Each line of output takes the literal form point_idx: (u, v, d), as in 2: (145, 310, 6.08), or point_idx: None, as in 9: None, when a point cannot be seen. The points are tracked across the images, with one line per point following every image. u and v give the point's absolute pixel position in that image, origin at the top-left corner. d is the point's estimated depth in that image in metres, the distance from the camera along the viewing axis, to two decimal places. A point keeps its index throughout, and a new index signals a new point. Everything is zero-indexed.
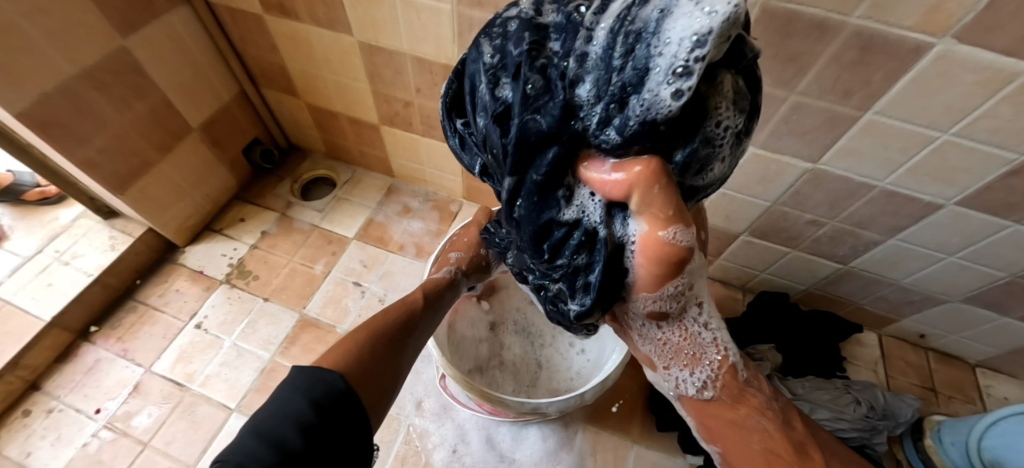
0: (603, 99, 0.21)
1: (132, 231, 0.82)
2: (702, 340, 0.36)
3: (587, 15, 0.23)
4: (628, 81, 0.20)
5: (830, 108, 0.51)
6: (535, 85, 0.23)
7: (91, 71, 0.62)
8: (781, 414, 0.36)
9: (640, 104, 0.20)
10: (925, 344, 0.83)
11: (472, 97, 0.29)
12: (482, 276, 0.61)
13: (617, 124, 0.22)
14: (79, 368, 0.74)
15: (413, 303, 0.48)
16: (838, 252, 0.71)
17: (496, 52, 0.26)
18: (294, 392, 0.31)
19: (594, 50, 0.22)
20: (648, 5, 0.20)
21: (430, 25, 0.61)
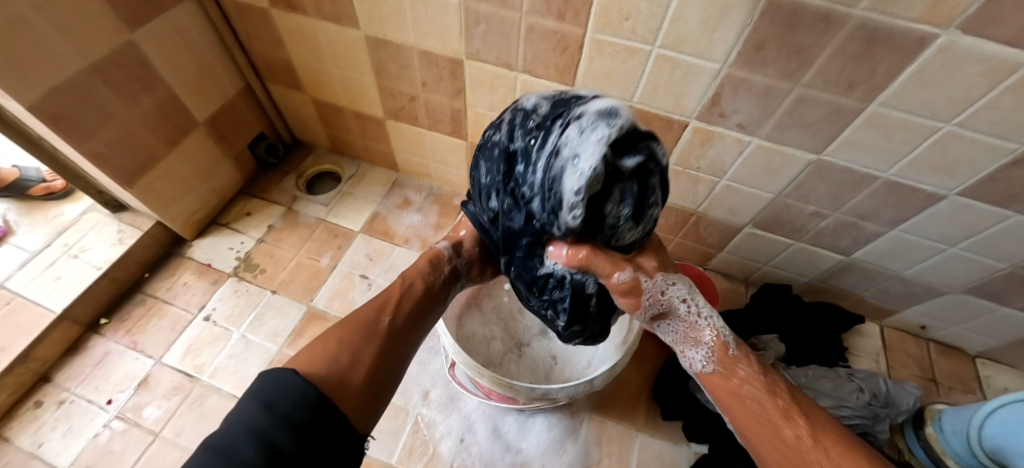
0: (545, 212, 0.33)
1: (140, 225, 0.82)
2: (698, 324, 0.46)
3: (532, 151, 0.33)
4: (553, 204, 0.32)
5: (834, 100, 0.52)
6: (507, 201, 0.36)
7: (100, 65, 0.63)
8: (776, 387, 0.42)
9: (561, 218, 0.32)
10: (925, 335, 0.84)
11: (478, 196, 0.42)
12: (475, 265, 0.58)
13: (555, 225, 0.33)
14: (89, 361, 0.74)
15: (391, 294, 0.49)
16: (841, 243, 0.72)
17: (485, 171, 0.38)
18: (254, 395, 0.33)
19: (534, 177, 0.33)
20: (557, 158, 0.30)
21: (436, 19, 0.62)
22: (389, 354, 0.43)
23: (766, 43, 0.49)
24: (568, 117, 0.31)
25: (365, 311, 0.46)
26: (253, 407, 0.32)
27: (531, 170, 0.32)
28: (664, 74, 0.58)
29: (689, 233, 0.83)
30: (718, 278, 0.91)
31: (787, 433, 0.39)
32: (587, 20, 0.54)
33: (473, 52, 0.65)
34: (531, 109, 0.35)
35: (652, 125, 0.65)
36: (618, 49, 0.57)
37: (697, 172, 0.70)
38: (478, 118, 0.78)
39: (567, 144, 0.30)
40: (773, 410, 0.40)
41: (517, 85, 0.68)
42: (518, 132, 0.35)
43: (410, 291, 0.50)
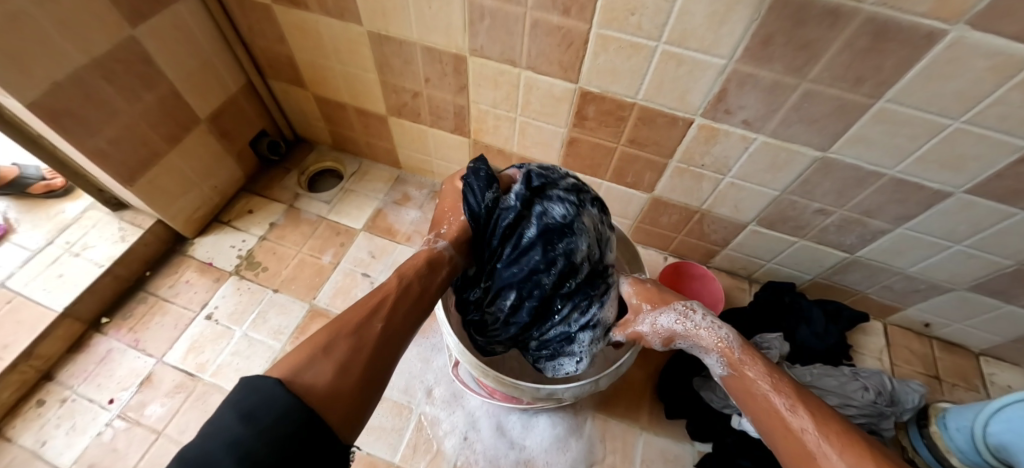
0: (548, 349, 0.59)
1: (141, 223, 0.82)
2: (699, 333, 0.51)
3: (566, 317, 0.56)
4: (555, 352, 0.58)
5: (841, 95, 0.52)
6: (526, 320, 0.55)
7: (103, 61, 0.62)
8: (777, 378, 0.43)
9: (553, 358, 0.59)
10: (929, 333, 0.84)
11: (499, 272, 0.55)
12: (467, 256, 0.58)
13: (548, 354, 0.59)
14: (91, 359, 0.74)
15: (386, 295, 0.46)
16: (846, 240, 0.72)
17: (523, 283, 0.53)
18: (232, 399, 0.30)
19: (558, 329, 0.56)
20: (573, 342, 0.57)
21: (440, 15, 0.61)
22: (384, 359, 0.40)
23: (773, 38, 0.49)
24: (590, 312, 0.56)
25: (356, 310, 0.42)
26: (231, 414, 0.28)
27: (551, 321, 0.56)
28: (669, 70, 0.57)
29: (692, 230, 0.83)
30: (722, 275, 0.91)
31: (793, 428, 0.39)
32: (593, 15, 0.54)
33: (477, 48, 0.65)
34: (578, 267, 0.54)
35: (657, 122, 0.65)
36: (623, 45, 0.56)
37: (701, 169, 0.69)
38: (482, 114, 0.77)
39: (586, 340, 0.57)
40: (778, 405, 0.41)
41: (520, 81, 0.68)
42: (568, 297, 0.55)
43: (405, 287, 0.48)
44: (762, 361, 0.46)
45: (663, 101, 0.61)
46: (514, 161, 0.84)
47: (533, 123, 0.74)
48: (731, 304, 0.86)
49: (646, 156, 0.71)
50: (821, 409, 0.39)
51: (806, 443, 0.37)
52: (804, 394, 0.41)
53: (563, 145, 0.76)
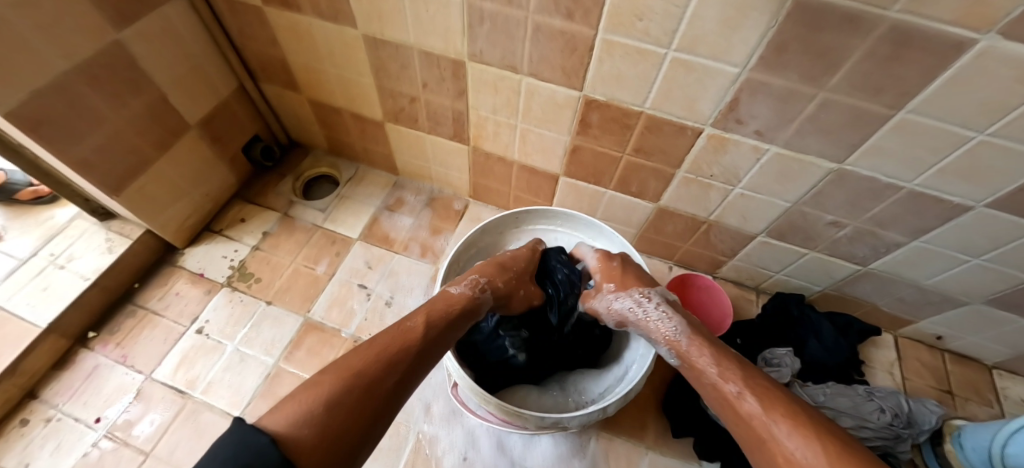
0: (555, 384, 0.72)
1: (130, 233, 0.79)
2: (647, 322, 0.53)
3: None
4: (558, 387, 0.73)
5: (860, 105, 0.49)
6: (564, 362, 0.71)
7: (87, 67, 0.59)
8: (722, 362, 0.44)
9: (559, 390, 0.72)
10: (942, 345, 0.81)
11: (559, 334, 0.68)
12: (501, 300, 0.59)
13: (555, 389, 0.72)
14: (77, 375, 0.71)
15: (408, 346, 0.43)
16: (859, 253, 0.69)
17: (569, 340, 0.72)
18: (220, 460, 0.27)
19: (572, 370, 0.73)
20: None
21: (437, 17, 0.59)
22: (384, 418, 0.38)
23: (788, 45, 0.46)
24: None
25: (372, 360, 0.39)
26: None
27: None
28: (678, 77, 0.54)
29: (699, 240, 0.80)
30: (728, 285, 0.89)
31: (742, 410, 0.39)
32: (598, 20, 0.51)
33: (477, 53, 0.62)
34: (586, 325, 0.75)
35: (664, 131, 0.62)
36: (630, 51, 0.53)
37: (710, 179, 0.67)
38: (481, 121, 0.74)
39: None
40: (729, 392, 0.41)
41: (522, 88, 0.65)
42: None
43: (431, 338, 0.46)
44: (708, 342, 0.47)
45: (671, 110, 0.59)
46: (515, 168, 0.82)
47: (535, 131, 0.71)
48: (738, 315, 0.84)
49: (652, 165, 0.68)
50: (766, 388, 0.40)
51: (755, 421, 0.38)
52: (748, 374, 0.42)
53: (566, 153, 0.73)
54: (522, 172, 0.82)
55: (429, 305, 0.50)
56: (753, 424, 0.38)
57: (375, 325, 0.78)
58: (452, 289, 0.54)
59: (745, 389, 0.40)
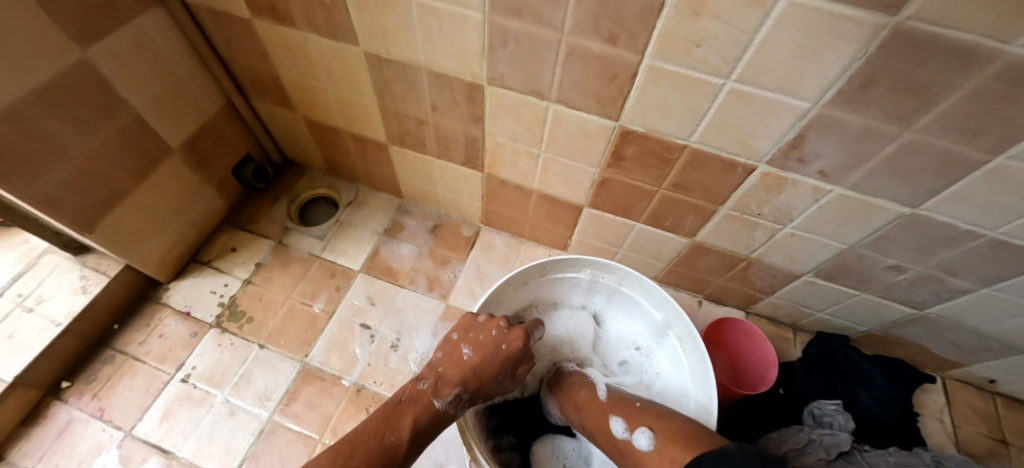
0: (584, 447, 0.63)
1: (107, 269, 0.72)
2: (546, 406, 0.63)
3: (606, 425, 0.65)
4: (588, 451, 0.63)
5: (952, 149, 0.41)
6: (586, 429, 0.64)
7: (45, 92, 0.51)
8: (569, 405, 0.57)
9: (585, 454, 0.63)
10: (993, 388, 0.75)
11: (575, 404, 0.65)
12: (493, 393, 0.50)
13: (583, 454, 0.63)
14: (49, 433, 0.64)
15: (389, 453, 0.40)
16: (917, 297, 0.62)
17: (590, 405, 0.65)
18: None
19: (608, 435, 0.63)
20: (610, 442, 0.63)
21: (453, 37, 0.51)
22: None
23: (876, 80, 0.38)
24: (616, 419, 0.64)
25: None
26: None
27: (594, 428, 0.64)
28: (734, 111, 0.47)
29: (735, 276, 0.74)
30: (761, 320, 0.82)
31: (601, 440, 0.51)
32: (645, 45, 0.43)
33: (497, 76, 0.54)
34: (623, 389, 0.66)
35: (709, 167, 0.55)
36: (681, 81, 0.46)
37: (756, 217, 0.60)
38: (498, 147, 0.67)
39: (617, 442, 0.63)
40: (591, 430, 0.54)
41: (548, 115, 0.57)
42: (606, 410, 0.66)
43: (408, 461, 0.42)
44: (565, 393, 0.58)
45: (720, 144, 0.51)
46: (533, 197, 0.75)
47: (559, 161, 0.64)
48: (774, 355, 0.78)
49: (691, 201, 0.61)
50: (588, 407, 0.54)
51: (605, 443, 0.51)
52: (580, 401, 0.56)
53: (593, 185, 0.66)
54: (541, 201, 0.75)
55: (409, 417, 0.43)
56: (611, 447, 0.50)
57: (379, 371, 0.71)
58: (432, 401, 0.45)
59: (594, 423, 0.52)
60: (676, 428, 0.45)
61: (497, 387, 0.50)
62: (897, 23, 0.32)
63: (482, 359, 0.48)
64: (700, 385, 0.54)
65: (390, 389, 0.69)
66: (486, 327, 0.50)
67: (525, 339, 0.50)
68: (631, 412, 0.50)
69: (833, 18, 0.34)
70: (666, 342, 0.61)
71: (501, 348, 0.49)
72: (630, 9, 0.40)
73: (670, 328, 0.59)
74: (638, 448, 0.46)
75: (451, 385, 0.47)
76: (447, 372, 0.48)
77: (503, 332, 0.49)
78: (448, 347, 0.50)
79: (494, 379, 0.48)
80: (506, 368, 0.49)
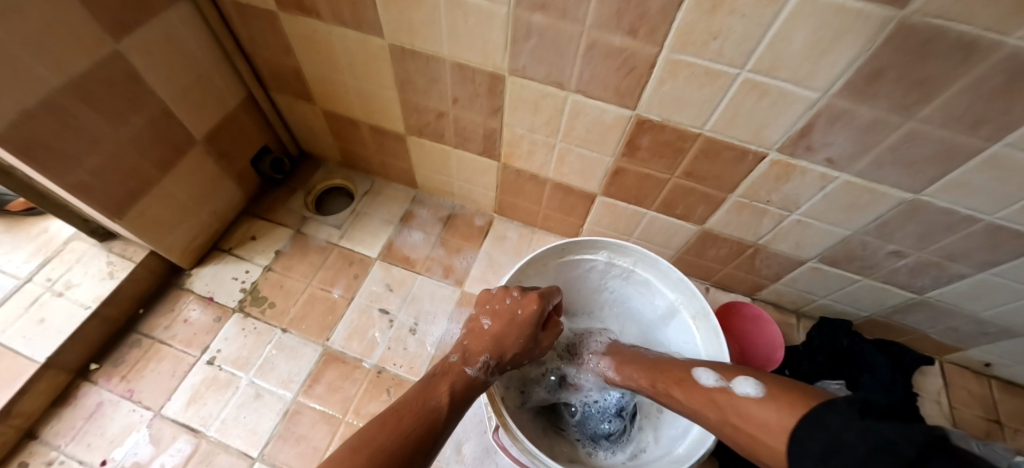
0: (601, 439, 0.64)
1: (133, 256, 0.74)
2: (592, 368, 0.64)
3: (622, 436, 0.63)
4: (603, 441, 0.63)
5: (952, 138, 0.44)
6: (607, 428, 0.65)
7: (83, 81, 0.53)
8: (647, 369, 0.55)
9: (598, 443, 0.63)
10: (988, 372, 0.78)
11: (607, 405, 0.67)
12: (527, 355, 0.49)
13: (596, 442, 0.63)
14: (80, 413, 0.66)
15: (433, 413, 0.40)
16: (917, 282, 0.65)
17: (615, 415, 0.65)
18: None
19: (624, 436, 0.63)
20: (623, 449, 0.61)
21: (477, 30, 0.53)
22: None
23: (884, 72, 0.40)
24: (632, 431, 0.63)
25: (398, 439, 0.37)
26: None
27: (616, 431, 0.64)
28: (747, 102, 0.49)
29: (741, 264, 0.77)
30: (767, 308, 0.85)
31: (683, 399, 0.49)
32: (664, 38, 0.45)
33: (518, 68, 0.56)
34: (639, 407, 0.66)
35: (722, 156, 0.58)
36: (696, 73, 0.48)
37: (765, 205, 0.62)
38: (515, 138, 0.69)
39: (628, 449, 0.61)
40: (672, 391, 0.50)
41: (566, 106, 0.59)
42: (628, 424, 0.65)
43: (450, 427, 0.41)
44: (634, 360, 0.58)
45: (733, 134, 0.54)
46: (548, 187, 0.77)
47: (575, 151, 0.67)
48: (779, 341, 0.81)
49: (703, 190, 0.64)
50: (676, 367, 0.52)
51: (696, 403, 0.47)
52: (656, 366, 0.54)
53: (607, 174, 0.68)
54: (555, 190, 0.77)
55: (445, 384, 0.43)
56: (701, 408, 0.47)
57: (399, 354, 0.73)
58: (463, 369, 0.45)
59: (673, 380, 0.51)
60: (787, 385, 0.42)
61: (524, 354, 0.49)
62: (904, 18, 0.35)
63: (505, 324, 0.48)
64: (712, 359, 0.58)
65: (410, 372, 0.72)
66: (499, 297, 0.50)
67: (540, 301, 0.49)
68: (722, 367, 0.49)
69: (843, 12, 0.36)
70: (676, 322, 0.64)
71: (518, 314, 0.48)
72: (651, 4, 0.42)
73: (683, 307, 0.62)
74: (738, 390, 0.43)
75: (478, 353, 0.46)
76: (472, 343, 0.47)
77: (518, 298, 0.49)
78: (469, 323, 0.50)
79: (517, 344, 0.47)
80: (527, 333, 0.48)
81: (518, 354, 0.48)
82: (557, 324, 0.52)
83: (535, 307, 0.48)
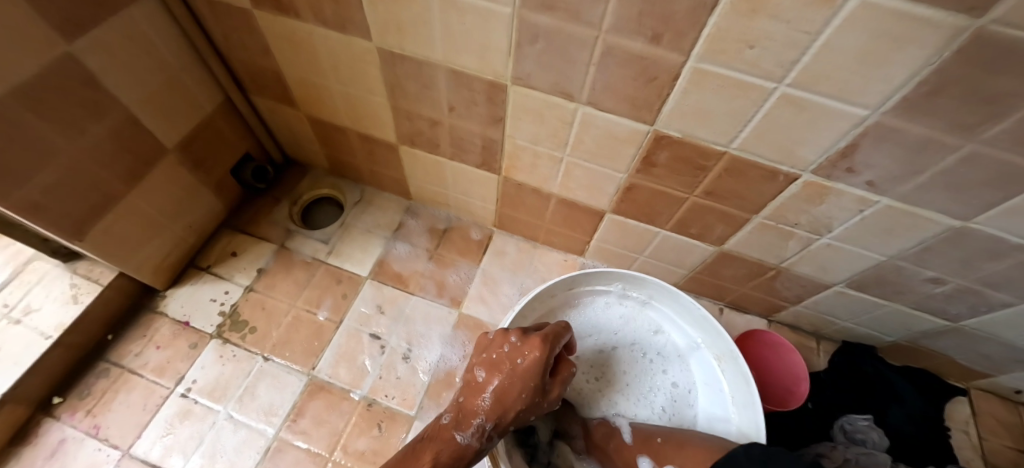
0: None
1: (99, 277, 0.67)
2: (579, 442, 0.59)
3: None
4: None
5: (1016, 162, 0.38)
6: None
7: (29, 89, 0.46)
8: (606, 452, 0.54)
9: None
10: (1017, 399, 0.74)
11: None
12: (531, 409, 0.43)
13: None
14: (41, 452, 0.61)
15: None
16: (952, 309, 0.60)
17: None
18: None
19: None
20: None
21: (476, 33, 0.46)
22: None
23: (947, 89, 0.34)
24: None
25: None
26: None
27: None
28: (784, 117, 0.43)
29: (760, 285, 0.72)
30: (784, 328, 0.80)
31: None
32: (691, 46, 0.39)
33: (522, 75, 0.50)
34: None
35: (748, 175, 0.52)
36: (726, 85, 0.42)
37: (792, 227, 0.57)
38: (518, 150, 0.63)
39: None
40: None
41: (575, 118, 0.53)
42: None
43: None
44: (601, 447, 0.55)
45: (763, 152, 0.48)
46: (552, 202, 0.71)
47: (583, 165, 0.61)
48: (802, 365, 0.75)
49: (722, 209, 0.58)
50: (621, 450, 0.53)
51: None
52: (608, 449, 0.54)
53: (617, 191, 0.63)
54: (560, 205, 0.72)
55: (429, 453, 0.39)
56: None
57: (391, 384, 0.67)
58: (453, 436, 0.40)
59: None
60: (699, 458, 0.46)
61: (529, 409, 0.42)
62: (981, 26, 0.28)
63: (502, 378, 0.42)
64: (740, 411, 0.54)
65: (403, 404, 0.66)
66: (497, 343, 0.44)
67: (543, 347, 0.42)
68: (653, 449, 0.50)
69: (906, 20, 0.30)
70: (699, 362, 0.60)
71: (518, 364, 0.42)
72: (679, 6, 0.35)
73: (707, 345, 0.59)
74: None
75: (472, 415, 0.41)
76: (467, 401, 0.42)
77: (517, 345, 0.43)
78: (464, 375, 0.44)
79: (519, 400, 0.41)
80: (530, 386, 0.41)
81: (519, 410, 0.41)
82: (567, 367, 0.46)
83: (538, 355, 0.42)
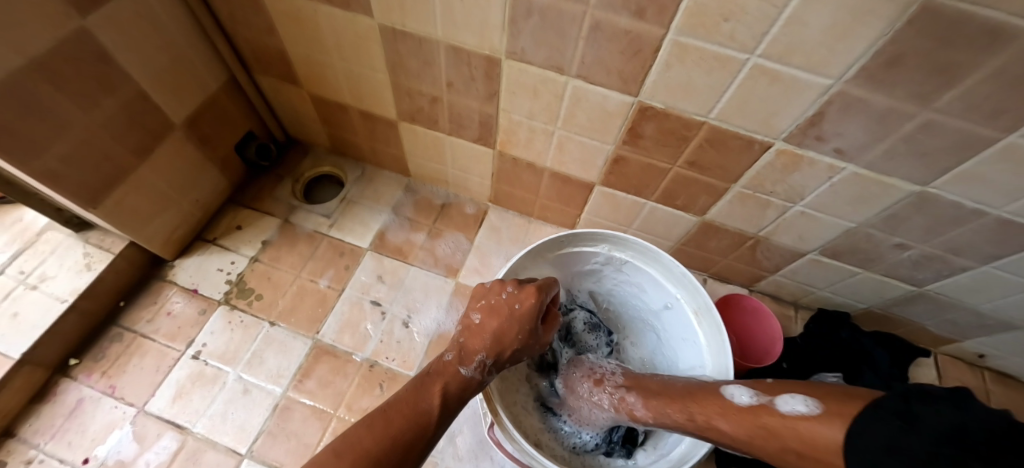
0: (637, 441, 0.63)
1: (111, 246, 0.70)
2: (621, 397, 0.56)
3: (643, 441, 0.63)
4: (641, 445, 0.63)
5: (966, 128, 0.41)
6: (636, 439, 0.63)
7: (45, 61, 0.48)
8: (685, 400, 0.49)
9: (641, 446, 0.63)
10: (981, 363, 0.78)
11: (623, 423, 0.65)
12: (525, 350, 0.47)
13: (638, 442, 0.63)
14: (60, 410, 0.64)
15: (424, 417, 0.39)
16: (918, 275, 0.64)
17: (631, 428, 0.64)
18: None
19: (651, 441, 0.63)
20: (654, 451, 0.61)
21: (473, 9, 0.49)
22: None
23: (901, 58, 0.37)
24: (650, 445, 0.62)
25: (386, 444, 0.36)
26: None
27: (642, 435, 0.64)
28: (758, 88, 0.46)
29: (742, 255, 0.76)
30: (766, 299, 0.85)
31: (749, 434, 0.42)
32: (672, 19, 0.42)
33: (517, 51, 0.53)
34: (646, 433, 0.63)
35: (727, 145, 0.55)
36: (704, 57, 0.45)
37: (769, 196, 0.61)
38: (513, 125, 0.66)
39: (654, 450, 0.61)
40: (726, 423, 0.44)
41: (566, 92, 0.57)
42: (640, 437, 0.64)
43: (442, 429, 0.40)
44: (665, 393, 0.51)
45: (740, 122, 0.52)
46: (546, 177, 0.75)
47: (575, 139, 0.64)
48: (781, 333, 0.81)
49: (705, 180, 0.62)
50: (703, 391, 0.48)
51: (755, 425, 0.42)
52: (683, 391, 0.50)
53: (608, 164, 0.66)
54: (553, 180, 0.75)
55: (438, 385, 0.42)
56: (756, 433, 0.42)
57: (392, 348, 0.71)
58: (458, 370, 0.44)
59: (714, 407, 0.46)
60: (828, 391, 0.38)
61: (523, 349, 0.47)
62: None
63: (500, 322, 0.46)
64: (714, 358, 0.58)
65: (403, 366, 0.70)
66: (495, 291, 0.48)
67: (537, 295, 0.47)
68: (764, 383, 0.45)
69: None
70: (678, 315, 0.65)
71: (515, 309, 0.46)
72: None
73: (686, 301, 0.63)
74: (791, 413, 0.39)
75: (474, 353, 0.45)
76: (467, 341, 0.46)
77: (514, 292, 0.47)
78: (465, 322, 0.48)
79: (516, 340, 0.46)
80: (525, 329, 0.46)
81: (514, 351, 0.46)
82: (556, 316, 0.51)
83: (534, 303, 0.46)
